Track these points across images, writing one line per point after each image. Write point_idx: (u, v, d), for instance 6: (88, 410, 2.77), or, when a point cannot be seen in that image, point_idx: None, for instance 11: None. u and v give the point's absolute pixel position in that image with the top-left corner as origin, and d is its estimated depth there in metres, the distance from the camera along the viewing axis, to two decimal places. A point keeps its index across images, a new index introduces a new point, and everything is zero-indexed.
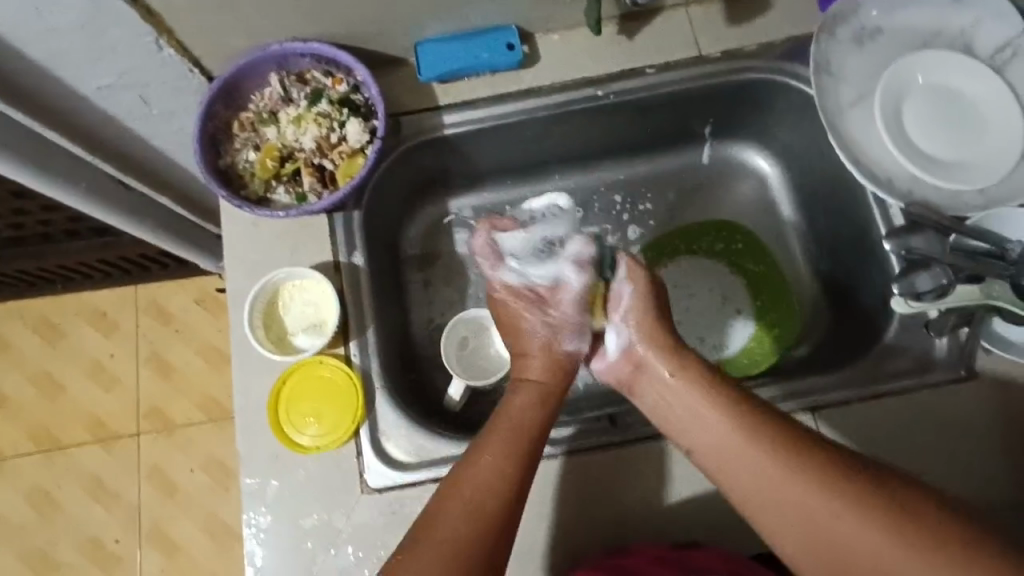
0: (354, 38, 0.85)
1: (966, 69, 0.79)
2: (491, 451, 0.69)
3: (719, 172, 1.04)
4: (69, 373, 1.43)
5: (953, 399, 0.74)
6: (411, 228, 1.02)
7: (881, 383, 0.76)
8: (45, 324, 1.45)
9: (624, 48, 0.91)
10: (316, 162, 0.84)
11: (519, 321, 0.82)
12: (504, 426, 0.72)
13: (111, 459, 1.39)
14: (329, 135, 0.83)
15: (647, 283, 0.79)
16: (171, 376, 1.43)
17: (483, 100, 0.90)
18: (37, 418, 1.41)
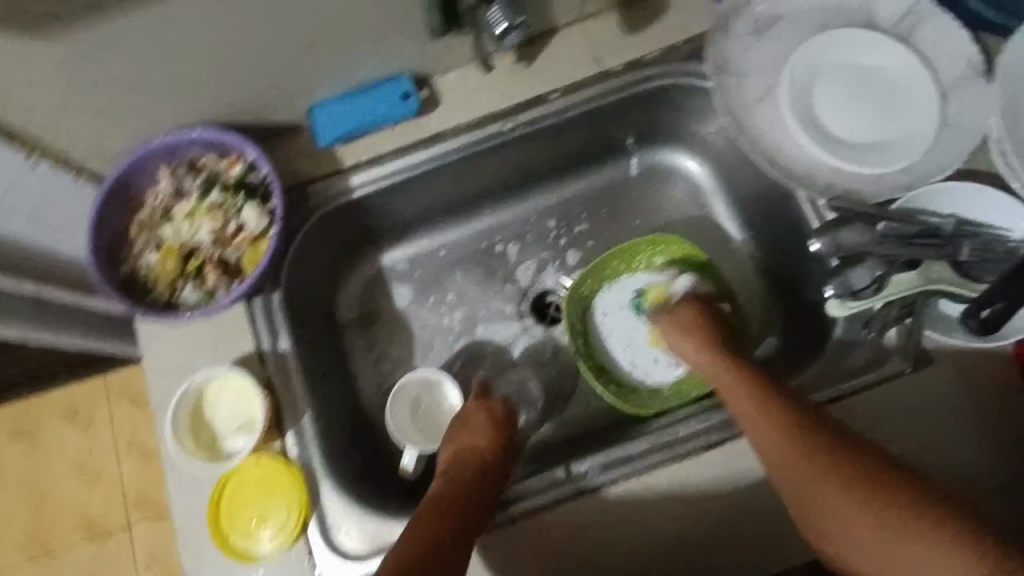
0: (239, 114, 0.81)
1: (872, 43, 0.75)
2: (431, 512, 0.68)
3: (651, 180, 1.01)
4: (51, 476, 1.39)
5: (928, 388, 0.69)
6: (345, 291, 0.98)
7: (826, 389, 0.71)
8: (19, 429, 1.40)
9: (524, 77, 0.87)
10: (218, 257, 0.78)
11: (493, 428, 0.78)
12: (445, 493, 0.71)
13: (107, 556, 1.35)
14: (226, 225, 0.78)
15: (678, 316, 0.84)
16: (155, 461, 1.39)
17: (389, 154, 0.86)
18: (27, 527, 1.37)
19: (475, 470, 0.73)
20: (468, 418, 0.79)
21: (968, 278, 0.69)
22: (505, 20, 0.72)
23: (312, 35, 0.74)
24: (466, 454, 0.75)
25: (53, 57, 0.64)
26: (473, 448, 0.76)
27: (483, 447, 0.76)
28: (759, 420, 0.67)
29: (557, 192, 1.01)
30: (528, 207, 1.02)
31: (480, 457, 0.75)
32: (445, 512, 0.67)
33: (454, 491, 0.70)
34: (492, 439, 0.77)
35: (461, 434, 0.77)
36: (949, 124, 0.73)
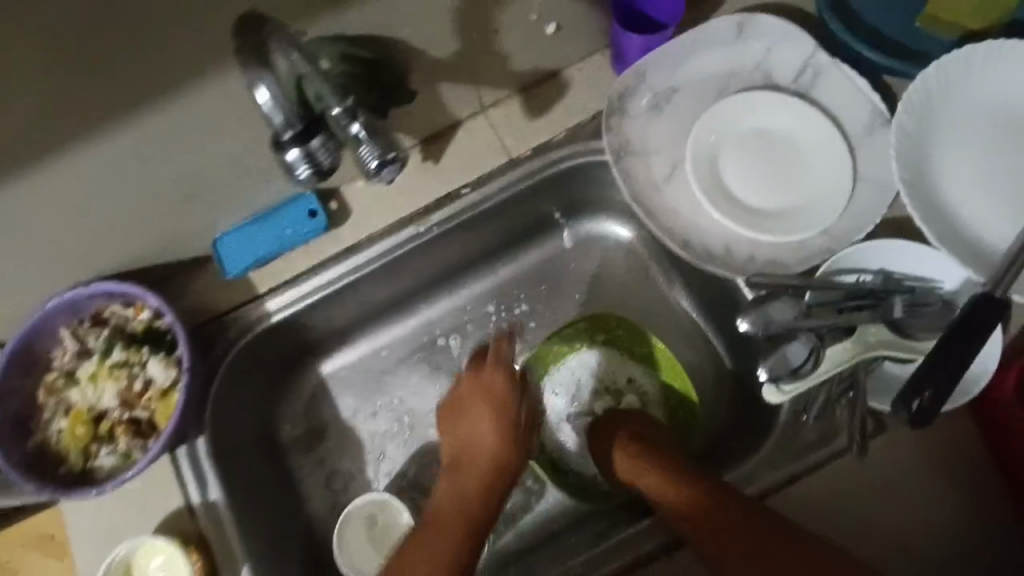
0: (140, 260, 0.78)
1: (774, 104, 0.74)
2: (426, 540, 0.73)
3: (584, 253, 0.96)
4: None
5: (883, 460, 0.66)
6: (288, 409, 0.94)
7: (761, 478, 0.68)
8: None
9: (434, 176, 0.84)
10: (130, 416, 0.74)
11: (495, 401, 0.81)
12: (445, 499, 0.76)
13: None
14: (133, 383, 0.74)
15: (608, 428, 0.82)
16: None
17: (305, 272, 0.83)
18: None
19: (491, 442, 0.79)
20: (458, 403, 0.81)
21: (910, 338, 0.65)
22: (374, 156, 0.56)
23: (197, 180, 0.71)
24: (473, 446, 0.79)
25: None
26: (473, 439, 0.79)
27: (484, 432, 0.79)
28: (710, 527, 0.65)
29: (491, 277, 0.97)
30: (465, 294, 0.98)
31: (484, 448, 0.78)
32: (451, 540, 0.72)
33: (456, 492, 0.76)
34: (494, 431, 0.79)
35: (465, 420, 0.80)
36: (861, 178, 0.71)
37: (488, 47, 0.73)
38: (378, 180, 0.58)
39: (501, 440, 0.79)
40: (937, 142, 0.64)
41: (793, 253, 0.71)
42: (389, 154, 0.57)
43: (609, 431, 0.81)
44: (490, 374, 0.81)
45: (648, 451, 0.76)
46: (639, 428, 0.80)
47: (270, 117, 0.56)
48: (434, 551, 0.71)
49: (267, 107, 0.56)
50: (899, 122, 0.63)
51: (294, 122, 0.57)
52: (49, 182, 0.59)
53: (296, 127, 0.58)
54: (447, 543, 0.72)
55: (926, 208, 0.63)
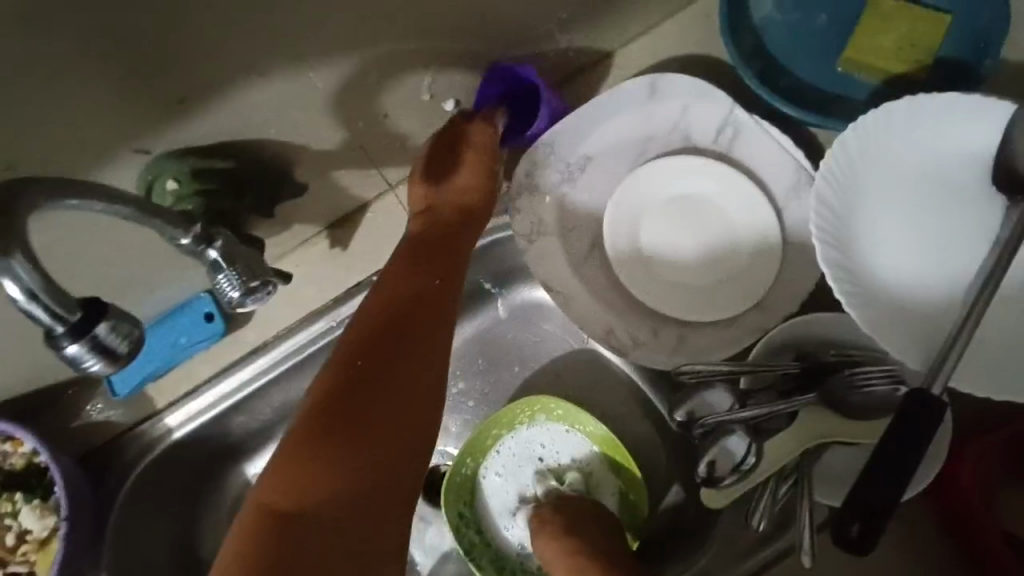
0: (17, 389, 0.70)
1: (692, 169, 0.69)
2: (396, 291, 0.65)
3: (520, 324, 0.89)
4: None
5: (840, 557, 0.60)
6: (208, 521, 0.82)
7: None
8: None
9: (344, 264, 0.78)
10: (5, 572, 0.65)
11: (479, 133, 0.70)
12: (432, 247, 0.68)
13: None
14: (4, 536, 0.65)
15: (550, 517, 0.75)
16: None
17: (209, 381, 0.76)
18: None
19: (475, 170, 0.71)
20: (445, 146, 0.70)
21: (858, 419, 0.59)
22: (235, 287, 0.54)
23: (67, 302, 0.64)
24: (459, 189, 0.71)
25: None
26: (458, 176, 0.70)
27: (471, 179, 0.71)
28: None
29: None
30: None
31: (464, 186, 0.71)
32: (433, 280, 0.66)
33: (443, 256, 0.68)
34: (476, 167, 0.70)
35: (449, 155, 0.70)
36: (790, 244, 0.67)
37: (381, 130, 0.69)
38: (229, 299, 0.56)
39: (483, 169, 0.71)
40: (860, 210, 0.59)
41: (725, 329, 0.66)
42: (256, 280, 0.55)
43: (558, 520, 0.74)
44: (484, 125, 0.70)
45: (582, 546, 0.71)
46: (584, 515, 0.74)
47: (36, 314, 0.41)
48: (402, 286, 0.65)
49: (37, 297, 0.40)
50: (818, 188, 0.59)
51: (74, 309, 0.43)
52: None
53: (77, 310, 0.43)
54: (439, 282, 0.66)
55: (857, 283, 0.58)
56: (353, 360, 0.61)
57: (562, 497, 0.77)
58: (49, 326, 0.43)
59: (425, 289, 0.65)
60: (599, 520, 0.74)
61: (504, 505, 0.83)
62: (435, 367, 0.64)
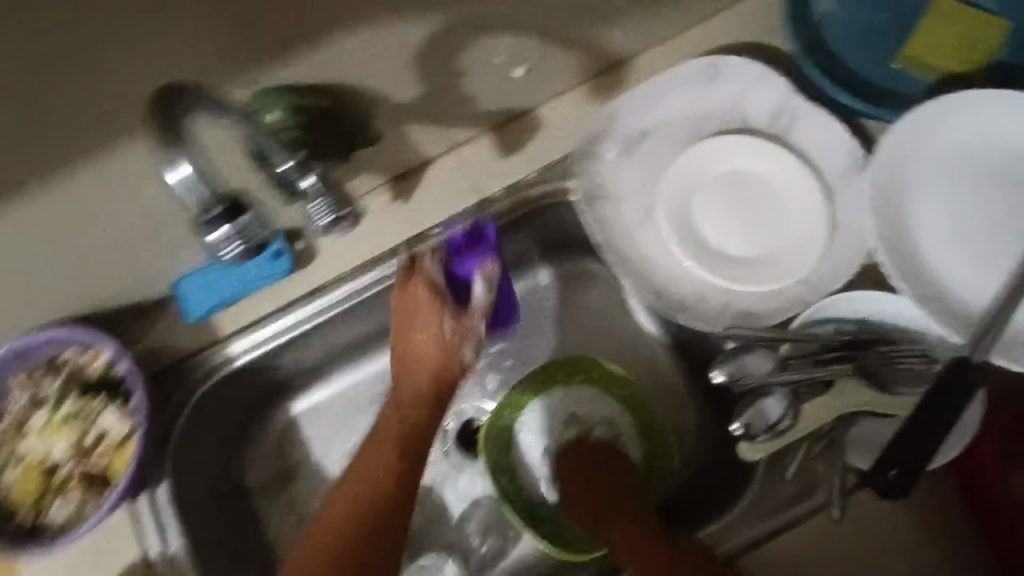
0: (92, 305, 0.75)
1: (748, 147, 0.72)
2: (362, 470, 0.76)
3: (561, 291, 0.93)
4: None
5: (867, 520, 0.63)
6: (253, 449, 0.91)
7: (732, 538, 0.66)
8: None
9: (404, 216, 0.82)
10: (82, 469, 0.71)
11: (423, 297, 0.78)
12: (386, 432, 0.78)
13: None
14: (84, 435, 0.71)
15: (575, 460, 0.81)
16: None
17: (272, 315, 0.81)
18: None
19: (432, 344, 0.79)
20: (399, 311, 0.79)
21: (890, 393, 0.62)
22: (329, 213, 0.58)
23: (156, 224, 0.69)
24: (415, 357, 0.80)
25: None
26: (413, 348, 0.80)
27: (428, 357, 0.80)
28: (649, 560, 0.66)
29: None
30: None
31: (421, 362, 0.80)
32: (388, 459, 0.77)
33: (393, 437, 0.78)
34: (428, 343, 0.79)
35: (406, 317, 0.79)
36: (840, 225, 0.69)
37: (454, 89, 0.73)
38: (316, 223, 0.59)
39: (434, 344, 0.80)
40: (909, 200, 0.64)
41: (770, 300, 0.69)
42: (344, 209, 0.58)
43: (581, 466, 0.80)
44: (422, 279, 0.78)
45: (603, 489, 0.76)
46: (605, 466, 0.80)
47: (187, 196, 0.46)
48: (365, 468, 0.76)
49: (186, 193, 0.46)
50: (871, 180, 0.64)
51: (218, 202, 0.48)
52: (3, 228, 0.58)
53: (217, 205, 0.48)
54: (389, 455, 0.77)
55: (901, 262, 0.62)
56: (320, 536, 0.73)
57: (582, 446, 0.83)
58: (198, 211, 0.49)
59: (379, 478, 0.76)
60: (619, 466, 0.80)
61: (537, 458, 0.88)
62: (393, 537, 0.74)
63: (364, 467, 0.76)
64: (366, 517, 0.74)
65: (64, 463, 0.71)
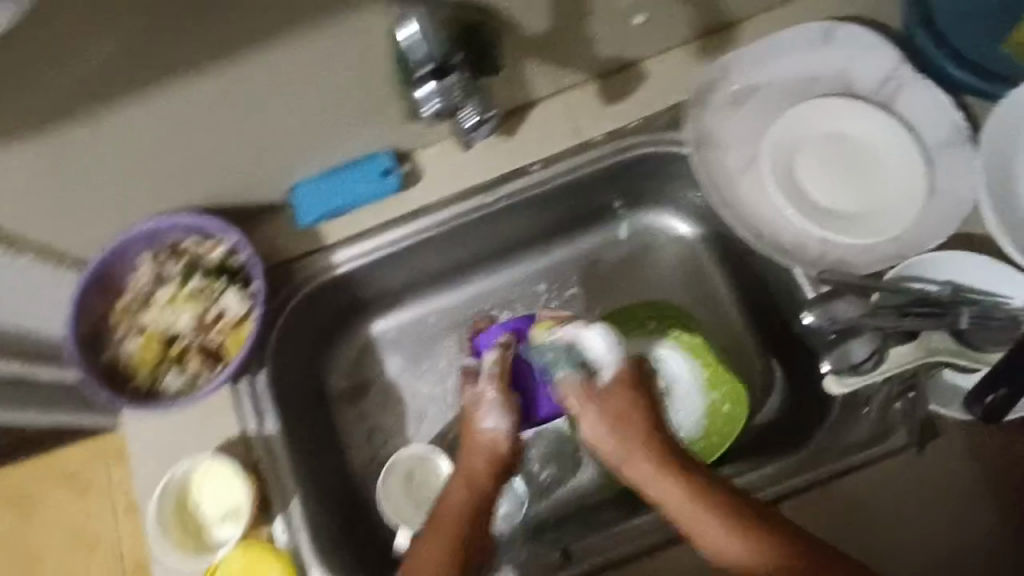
0: (217, 196, 0.80)
1: (855, 110, 0.75)
2: (421, 561, 0.68)
3: (640, 244, 0.98)
4: None
5: (928, 465, 0.68)
6: (334, 359, 0.97)
7: (806, 472, 0.70)
8: None
9: (508, 149, 0.86)
10: (200, 343, 0.77)
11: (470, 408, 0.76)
12: (440, 519, 0.71)
13: None
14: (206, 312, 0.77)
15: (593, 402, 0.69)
16: None
17: (377, 230, 0.85)
18: None
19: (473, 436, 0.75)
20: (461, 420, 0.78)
21: (977, 349, 0.67)
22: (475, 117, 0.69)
23: (291, 123, 0.75)
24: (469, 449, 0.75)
25: (15, 160, 0.65)
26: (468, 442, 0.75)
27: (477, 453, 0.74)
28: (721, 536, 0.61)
29: (546, 258, 0.98)
30: (512, 275, 0.99)
31: (472, 451, 0.74)
32: (444, 551, 0.68)
33: (450, 528, 0.70)
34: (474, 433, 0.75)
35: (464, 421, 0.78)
36: (937, 190, 0.72)
37: (578, 27, 0.77)
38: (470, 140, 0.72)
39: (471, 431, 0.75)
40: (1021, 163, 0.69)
41: (863, 256, 0.72)
42: (489, 116, 0.70)
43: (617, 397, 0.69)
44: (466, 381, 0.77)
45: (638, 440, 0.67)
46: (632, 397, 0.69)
47: (411, 48, 0.66)
48: (423, 567, 0.67)
49: (407, 41, 0.66)
50: (987, 143, 0.69)
51: (429, 62, 0.67)
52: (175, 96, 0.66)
53: (432, 64, 0.67)
54: (447, 555, 0.68)
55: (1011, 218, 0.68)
56: None
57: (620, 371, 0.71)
58: (419, 67, 0.67)
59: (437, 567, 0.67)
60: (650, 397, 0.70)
61: None
62: None
63: (423, 570, 0.67)
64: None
65: (185, 335, 0.78)
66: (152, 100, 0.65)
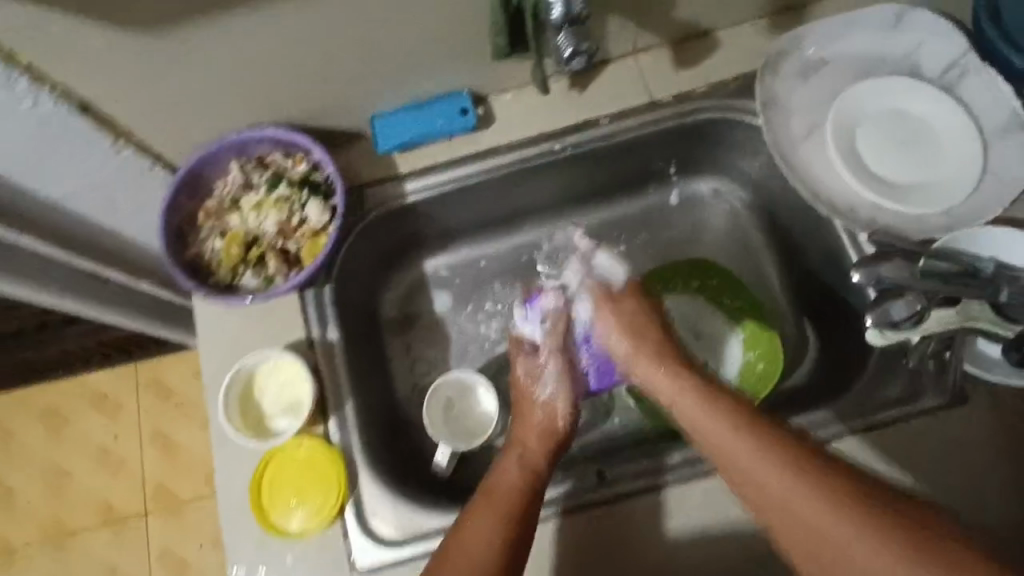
0: (305, 116, 0.85)
1: (916, 90, 0.79)
2: (477, 522, 0.72)
3: (689, 210, 1.02)
4: (80, 459, 1.52)
5: (948, 426, 0.73)
6: (387, 290, 1.02)
7: (834, 423, 0.75)
8: (54, 413, 1.55)
9: (577, 102, 0.91)
10: (280, 246, 0.85)
11: (523, 380, 0.90)
12: (495, 485, 0.76)
13: (119, 482, 1.51)
14: (290, 218, 0.85)
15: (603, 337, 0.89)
16: (175, 455, 1.51)
17: (446, 165, 0.90)
18: (50, 509, 1.50)
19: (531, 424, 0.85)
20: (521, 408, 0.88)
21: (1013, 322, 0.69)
22: (571, 45, 0.69)
23: (386, 51, 0.79)
24: (527, 425, 0.85)
25: (138, 55, 0.70)
26: (523, 420, 0.85)
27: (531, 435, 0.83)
28: (727, 432, 0.69)
29: (596, 215, 1.03)
30: (561, 228, 1.03)
31: (526, 427, 0.84)
32: (496, 513, 0.72)
33: (505, 491, 0.75)
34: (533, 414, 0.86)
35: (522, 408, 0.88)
36: (989, 171, 0.76)
37: None
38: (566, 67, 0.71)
39: (524, 415, 0.86)
40: None
41: (913, 227, 0.75)
42: (582, 48, 0.69)
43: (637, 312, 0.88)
44: (518, 366, 0.91)
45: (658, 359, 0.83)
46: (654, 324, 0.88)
47: None
48: (477, 526, 0.71)
49: None
50: None
51: None
52: (289, 10, 0.70)
53: None
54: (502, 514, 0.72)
55: None
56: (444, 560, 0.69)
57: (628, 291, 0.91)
58: None
59: (491, 526, 0.71)
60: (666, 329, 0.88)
61: None
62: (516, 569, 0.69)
63: (476, 530, 0.71)
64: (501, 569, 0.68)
65: (267, 238, 0.86)
66: (268, 11, 0.69)
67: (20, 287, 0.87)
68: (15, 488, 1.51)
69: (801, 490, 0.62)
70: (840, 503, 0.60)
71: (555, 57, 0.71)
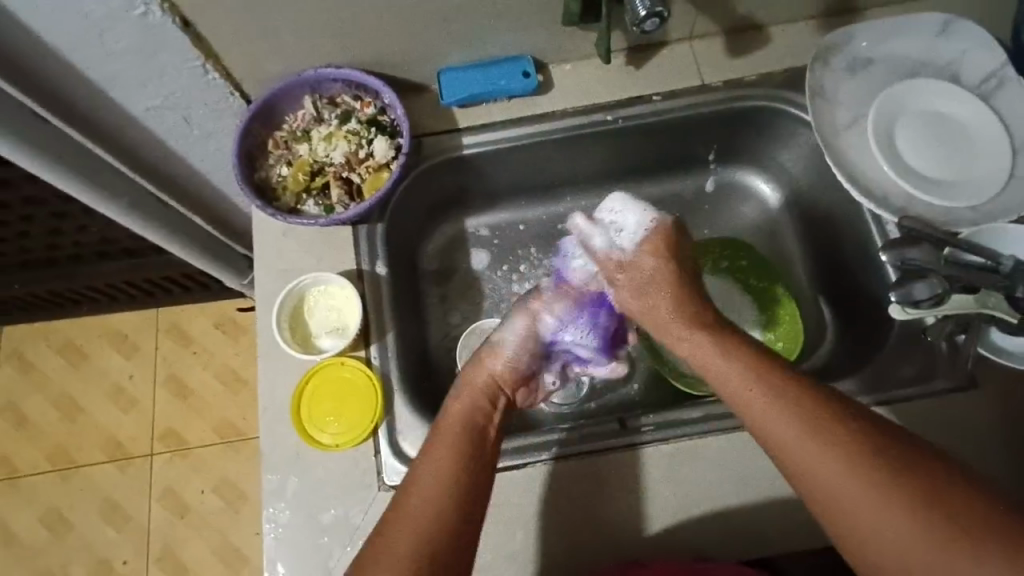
0: (380, 62, 0.91)
1: (955, 95, 0.84)
2: (433, 471, 0.69)
3: (724, 196, 1.07)
4: (95, 392, 1.55)
5: (956, 407, 0.78)
6: (429, 242, 1.06)
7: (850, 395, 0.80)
8: (74, 346, 1.59)
9: (633, 78, 0.96)
10: (344, 176, 0.92)
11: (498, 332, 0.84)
12: (447, 439, 0.72)
13: (129, 420, 1.53)
14: (357, 151, 0.91)
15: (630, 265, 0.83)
16: (188, 397, 1.54)
17: (503, 123, 0.95)
18: (59, 438, 1.52)
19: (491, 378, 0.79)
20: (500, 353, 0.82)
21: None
22: (646, 7, 0.75)
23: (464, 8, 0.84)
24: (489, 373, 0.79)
25: None
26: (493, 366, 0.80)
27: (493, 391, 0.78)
28: (755, 397, 0.66)
29: (635, 192, 1.07)
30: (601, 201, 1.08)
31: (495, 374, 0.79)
32: (453, 469, 0.69)
33: (456, 446, 0.71)
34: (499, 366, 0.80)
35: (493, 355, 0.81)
36: (1017, 176, 0.81)
37: None
38: (639, 29, 0.77)
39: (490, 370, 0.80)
40: None
41: (942, 219, 0.80)
42: (656, 9, 0.75)
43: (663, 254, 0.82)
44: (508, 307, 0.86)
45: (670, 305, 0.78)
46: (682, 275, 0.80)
47: None
48: (431, 480, 0.68)
49: None
50: None
51: None
52: None
53: None
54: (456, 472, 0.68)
55: None
56: (393, 516, 0.66)
57: (646, 247, 0.82)
58: None
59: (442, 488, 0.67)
60: (689, 274, 0.81)
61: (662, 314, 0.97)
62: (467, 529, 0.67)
63: (432, 483, 0.68)
64: (459, 515, 0.66)
65: (332, 168, 0.92)
66: None
67: (85, 196, 0.91)
68: (25, 415, 1.54)
69: (841, 470, 0.59)
70: (868, 475, 0.58)
71: (629, 19, 0.77)
